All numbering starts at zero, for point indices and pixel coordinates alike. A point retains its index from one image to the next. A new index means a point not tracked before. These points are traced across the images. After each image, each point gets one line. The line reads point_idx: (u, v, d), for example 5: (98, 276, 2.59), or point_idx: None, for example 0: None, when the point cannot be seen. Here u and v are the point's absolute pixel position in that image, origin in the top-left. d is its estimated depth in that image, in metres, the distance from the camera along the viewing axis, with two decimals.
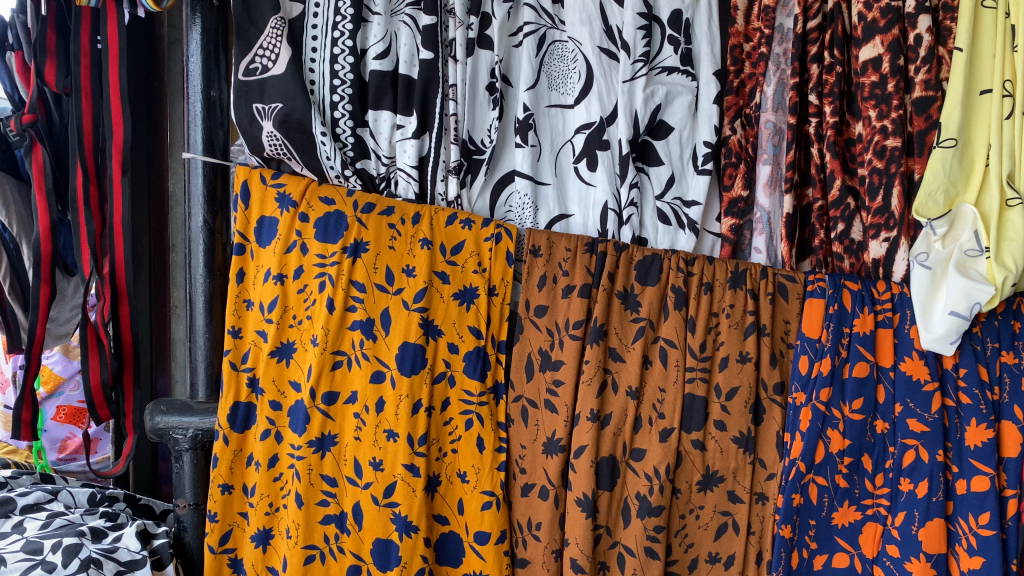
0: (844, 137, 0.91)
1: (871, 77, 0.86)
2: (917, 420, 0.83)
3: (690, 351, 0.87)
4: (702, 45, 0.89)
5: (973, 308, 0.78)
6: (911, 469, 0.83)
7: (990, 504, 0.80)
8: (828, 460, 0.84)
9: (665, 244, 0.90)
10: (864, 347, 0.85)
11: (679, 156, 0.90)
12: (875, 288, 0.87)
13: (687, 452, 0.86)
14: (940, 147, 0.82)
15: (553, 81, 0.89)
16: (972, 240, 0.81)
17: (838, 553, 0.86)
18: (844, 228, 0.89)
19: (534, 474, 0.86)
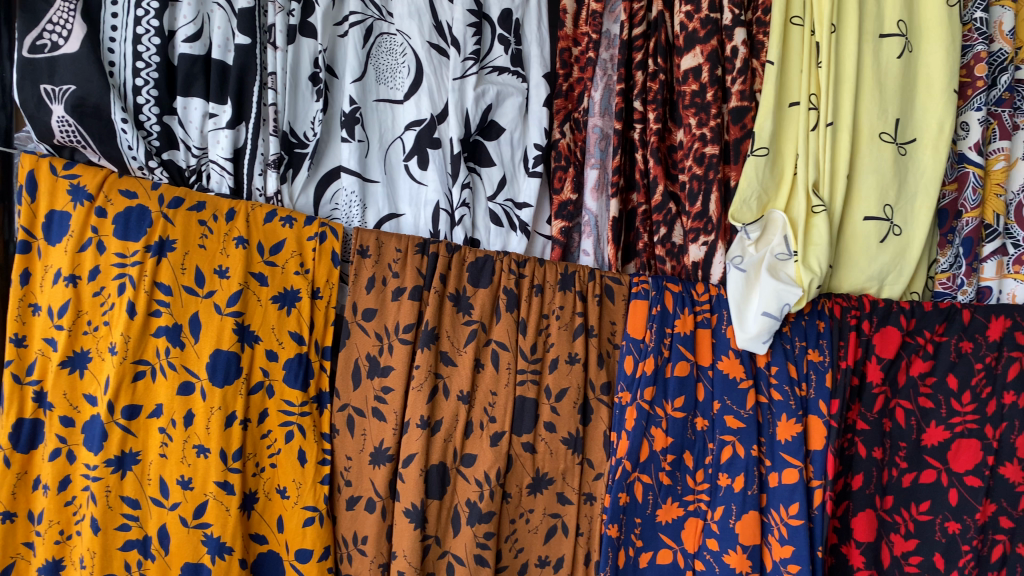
0: (667, 144, 0.93)
1: (691, 86, 0.88)
2: (733, 416, 0.87)
3: (521, 353, 0.85)
4: (532, 47, 0.89)
5: (783, 309, 0.83)
6: (729, 464, 0.86)
7: (799, 495, 0.84)
8: (652, 459, 0.87)
9: (496, 246, 0.88)
10: (685, 347, 0.88)
11: (511, 158, 0.89)
12: (695, 290, 0.90)
13: (517, 456, 0.85)
14: (755, 155, 0.86)
15: (380, 74, 0.86)
16: (782, 244, 0.87)
17: (662, 550, 0.88)
18: (666, 232, 0.91)
19: (360, 486, 0.83)
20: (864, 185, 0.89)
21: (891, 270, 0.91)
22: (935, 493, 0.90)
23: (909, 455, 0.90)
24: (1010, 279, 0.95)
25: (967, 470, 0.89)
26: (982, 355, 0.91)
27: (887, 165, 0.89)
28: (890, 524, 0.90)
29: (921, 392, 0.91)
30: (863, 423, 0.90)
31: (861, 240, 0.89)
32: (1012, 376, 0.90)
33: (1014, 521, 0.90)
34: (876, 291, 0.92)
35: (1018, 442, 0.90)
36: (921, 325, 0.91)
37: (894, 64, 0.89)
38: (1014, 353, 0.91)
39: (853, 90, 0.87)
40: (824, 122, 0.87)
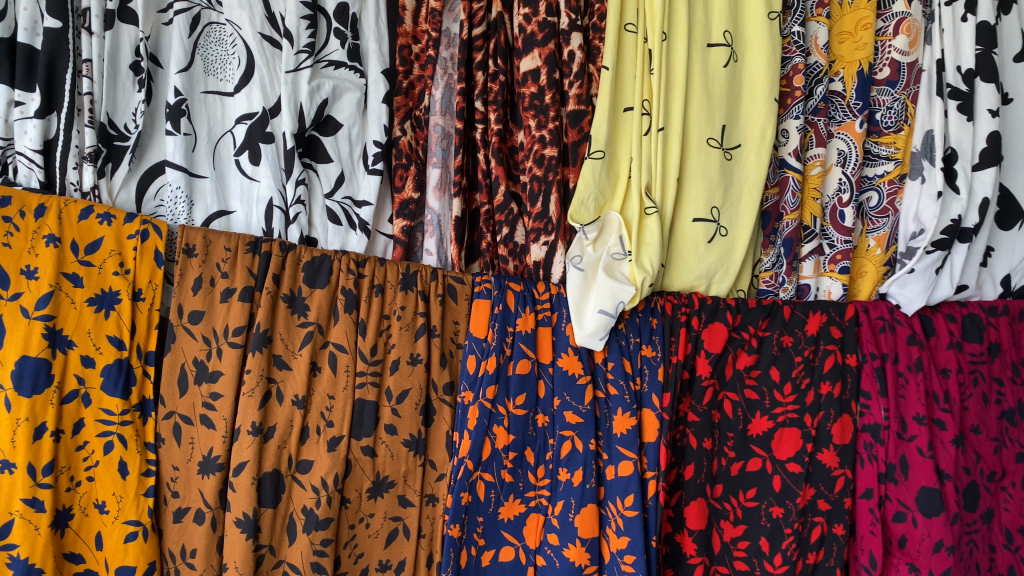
0: (508, 145, 0.94)
1: (530, 88, 0.90)
2: (572, 412, 0.89)
3: (360, 355, 0.83)
4: (370, 42, 0.87)
5: (618, 307, 0.87)
6: (568, 459, 0.88)
7: (633, 487, 0.87)
8: (494, 457, 0.87)
9: (335, 245, 0.86)
10: (526, 345, 0.88)
11: (349, 155, 0.87)
12: (536, 289, 0.91)
13: (357, 460, 0.83)
14: (592, 158, 0.88)
15: (209, 65, 0.82)
16: (617, 244, 0.91)
17: (504, 547, 0.89)
18: (509, 232, 0.91)
19: (188, 497, 0.79)
20: (693, 189, 0.94)
21: (718, 269, 0.96)
22: (761, 480, 0.95)
23: (736, 444, 0.95)
24: (826, 277, 1.02)
25: (789, 457, 0.95)
26: (801, 349, 0.97)
27: (714, 170, 0.94)
28: (720, 511, 0.95)
29: (746, 384, 0.96)
30: (693, 415, 0.93)
31: (690, 241, 0.94)
32: (828, 367, 0.97)
33: (831, 504, 0.96)
34: (705, 289, 0.96)
35: (834, 429, 0.96)
36: (746, 320, 0.97)
37: (720, 74, 0.94)
38: (829, 346, 0.97)
39: (682, 97, 0.91)
40: (655, 127, 0.91)
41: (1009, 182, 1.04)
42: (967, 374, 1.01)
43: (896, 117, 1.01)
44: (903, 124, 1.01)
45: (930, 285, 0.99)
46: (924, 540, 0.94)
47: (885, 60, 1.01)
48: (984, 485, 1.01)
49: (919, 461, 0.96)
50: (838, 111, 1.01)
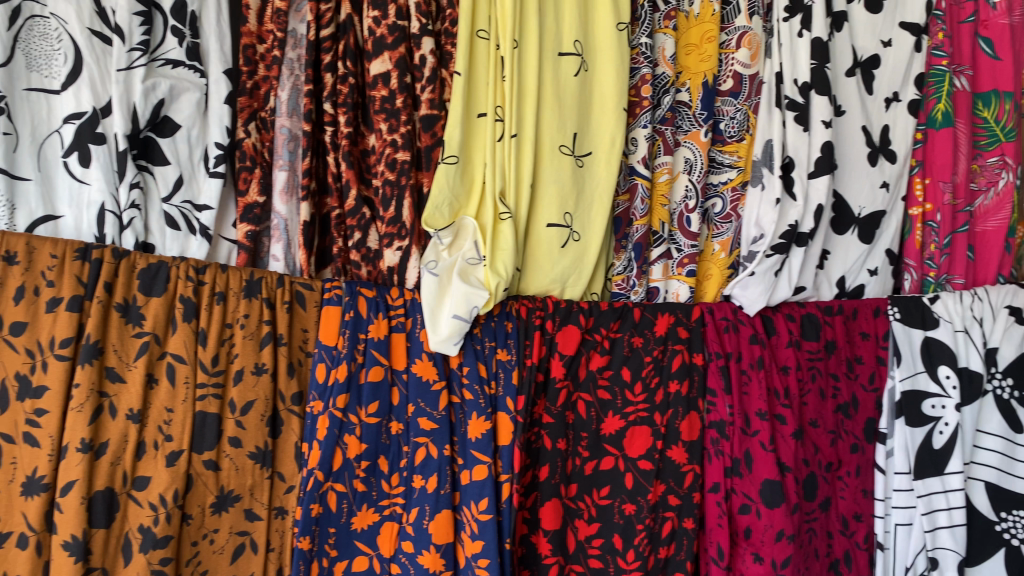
0: (359, 148, 0.92)
1: (381, 91, 0.89)
2: (427, 418, 0.88)
3: (201, 366, 0.81)
4: (210, 41, 0.83)
5: (472, 311, 0.87)
6: (422, 465, 0.88)
7: (488, 490, 0.88)
8: (346, 467, 0.85)
9: (174, 251, 0.83)
10: (378, 352, 0.87)
11: (188, 157, 0.83)
12: (390, 295, 0.90)
13: (199, 475, 0.80)
14: (445, 163, 0.88)
15: (32, 61, 0.76)
16: (472, 249, 0.91)
17: (357, 557, 0.87)
18: (361, 237, 0.90)
19: (10, 521, 0.74)
20: (546, 194, 0.95)
21: (572, 274, 0.98)
22: (613, 478, 0.97)
23: (590, 443, 0.97)
24: (675, 280, 1.06)
25: (640, 455, 0.98)
26: (650, 349, 1.00)
27: (566, 177, 0.96)
28: (574, 510, 0.97)
29: (599, 384, 0.98)
30: (548, 416, 0.94)
31: (544, 245, 0.96)
32: (676, 367, 1.01)
33: (681, 499, 1.00)
34: (559, 293, 0.98)
35: (682, 426, 1.00)
36: (598, 322, 0.99)
37: (571, 82, 0.96)
38: (677, 346, 1.01)
39: (534, 105, 0.93)
40: (509, 134, 0.92)
41: (844, 188, 1.11)
42: (805, 370, 1.07)
43: (738, 126, 1.06)
44: (744, 133, 1.06)
45: (770, 287, 1.04)
46: (767, 531, 1.00)
47: (728, 72, 1.06)
48: (821, 476, 1.07)
49: (763, 455, 1.01)
50: (684, 121, 1.05)
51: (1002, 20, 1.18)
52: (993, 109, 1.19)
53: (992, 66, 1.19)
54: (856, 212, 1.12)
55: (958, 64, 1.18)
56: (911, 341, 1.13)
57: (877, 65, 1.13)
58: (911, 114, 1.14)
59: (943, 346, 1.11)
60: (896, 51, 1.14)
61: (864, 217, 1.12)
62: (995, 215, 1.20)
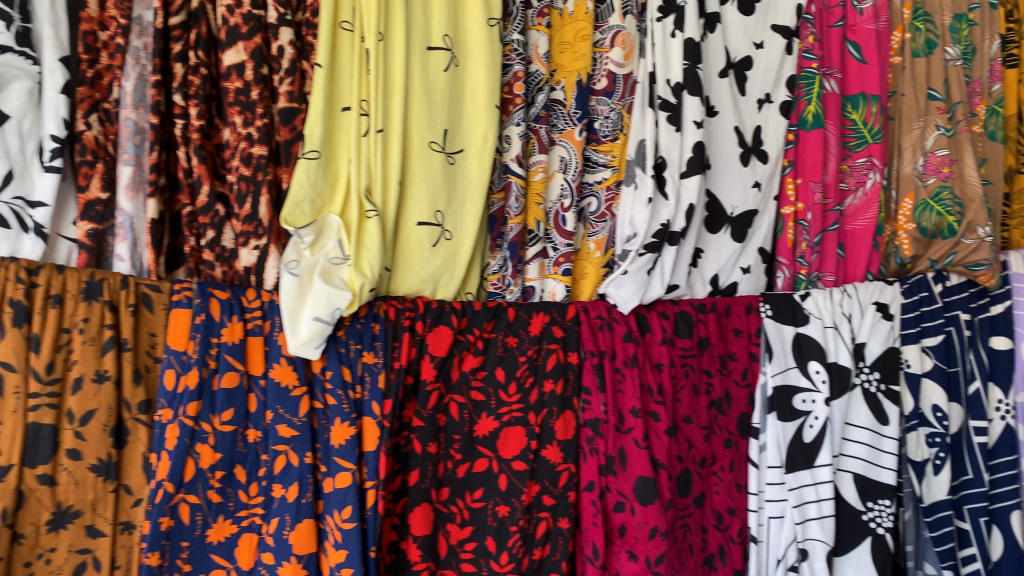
0: (213, 142, 0.87)
1: (234, 82, 0.84)
2: (286, 425, 0.85)
3: (33, 374, 0.75)
4: (43, 26, 0.77)
5: (334, 313, 0.84)
6: (282, 474, 0.85)
7: (351, 498, 0.85)
8: (198, 477, 0.81)
9: (3, 251, 0.76)
10: (233, 356, 0.83)
11: (19, 151, 0.77)
12: (245, 296, 0.86)
13: (32, 491, 0.75)
14: (306, 158, 0.85)
15: None
16: (336, 249, 0.88)
17: (213, 571, 0.83)
18: (215, 236, 0.86)
19: None
20: (415, 192, 0.92)
21: (443, 273, 0.95)
22: (487, 480, 0.96)
23: (462, 446, 0.95)
24: (550, 279, 1.04)
25: (514, 456, 0.97)
26: (525, 349, 0.99)
27: (436, 174, 0.93)
28: (445, 515, 0.95)
29: (472, 385, 0.96)
30: (418, 419, 0.92)
31: (415, 244, 0.93)
32: (550, 366, 0.99)
33: (556, 499, 1.00)
34: (431, 293, 0.95)
35: (557, 426, 0.99)
36: (470, 322, 0.97)
37: (440, 77, 0.93)
38: (552, 345, 1.00)
39: (401, 99, 0.90)
40: (374, 128, 0.88)
41: (716, 188, 1.14)
42: (678, 367, 1.09)
43: (612, 126, 1.06)
44: (619, 133, 1.07)
45: (643, 285, 1.04)
46: (641, 528, 1.00)
47: (603, 71, 1.06)
48: (695, 471, 1.09)
49: (636, 452, 1.01)
50: (560, 120, 1.04)
51: (869, 26, 1.22)
52: (861, 111, 1.23)
53: (859, 69, 1.23)
54: (728, 212, 1.15)
55: (828, 66, 1.21)
56: (782, 337, 1.15)
57: (749, 67, 1.15)
58: (783, 114, 1.16)
59: (813, 342, 1.14)
60: (767, 53, 1.16)
61: (736, 217, 1.15)
62: (864, 214, 1.24)
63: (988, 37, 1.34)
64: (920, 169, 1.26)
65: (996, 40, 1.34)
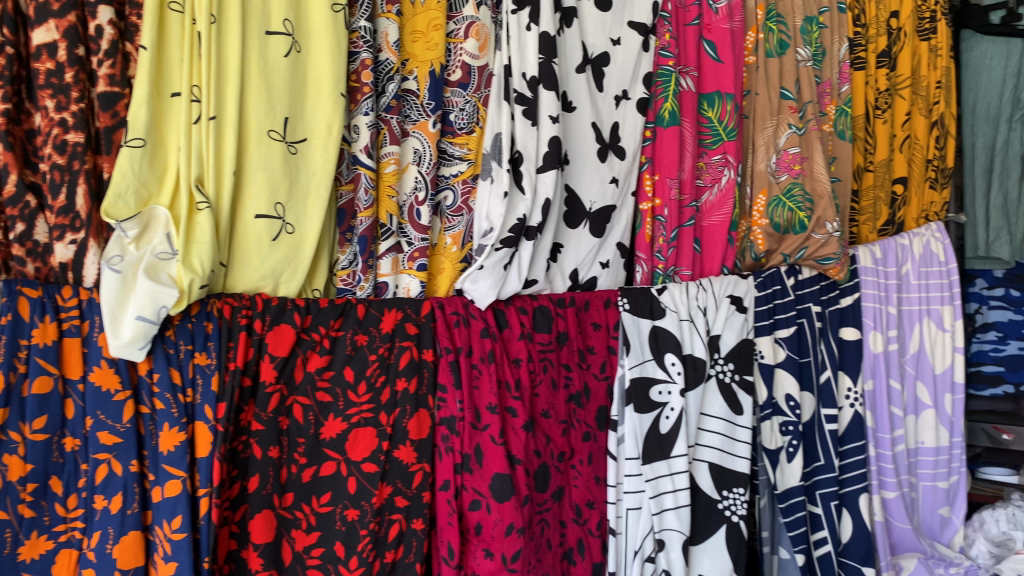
0: (24, 128, 0.81)
1: (46, 64, 0.78)
2: (108, 432, 0.79)
3: None
4: None
5: (160, 312, 0.79)
6: (104, 484, 0.79)
7: (182, 507, 0.80)
8: (6, 491, 0.75)
9: None
10: (45, 359, 0.77)
11: None
12: (60, 295, 0.79)
13: None
14: (129, 146, 0.79)
15: None
16: (163, 243, 0.82)
17: None
18: (26, 229, 0.79)
19: None
20: (253, 183, 0.88)
21: (285, 269, 0.91)
22: (335, 483, 0.92)
23: (307, 449, 0.91)
24: (405, 274, 1.01)
25: (364, 457, 0.93)
26: (375, 347, 0.95)
27: (276, 164, 0.89)
28: (290, 521, 0.90)
29: (317, 386, 0.92)
30: (257, 423, 0.87)
31: (252, 238, 0.89)
32: (403, 364, 0.96)
33: (409, 499, 0.97)
34: (272, 290, 0.91)
35: (410, 425, 0.96)
36: (315, 321, 0.93)
37: (280, 63, 0.89)
38: (405, 342, 0.97)
39: (236, 85, 0.85)
40: (206, 116, 0.84)
41: (575, 183, 1.14)
42: (537, 362, 1.07)
43: (468, 118, 1.05)
44: (474, 126, 1.05)
45: (499, 280, 1.02)
46: (497, 525, 0.99)
47: (456, 63, 1.03)
48: (554, 466, 1.08)
49: (492, 449, 1.00)
50: (413, 110, 1.01)
51: (723, 25, 1.25)
52: (716, 109, 1.26)
53: (715, 68, 1.26)
54: (587, 208, 1.15)
55: (684, 65, 1.23)
56: (639, 330, 1.16)
57: (606, 63, 1.15)
58: (639, 111, 1.18)
59: (668, 335, 1.18)
60: (624, 50, 1.16)
61: (594, 212, 1.15)
62: (720, 210, 1.28)
63: (837, 40, 1.39)
64: (773, 166, 1.31)
65: (844, 43, 1.40)
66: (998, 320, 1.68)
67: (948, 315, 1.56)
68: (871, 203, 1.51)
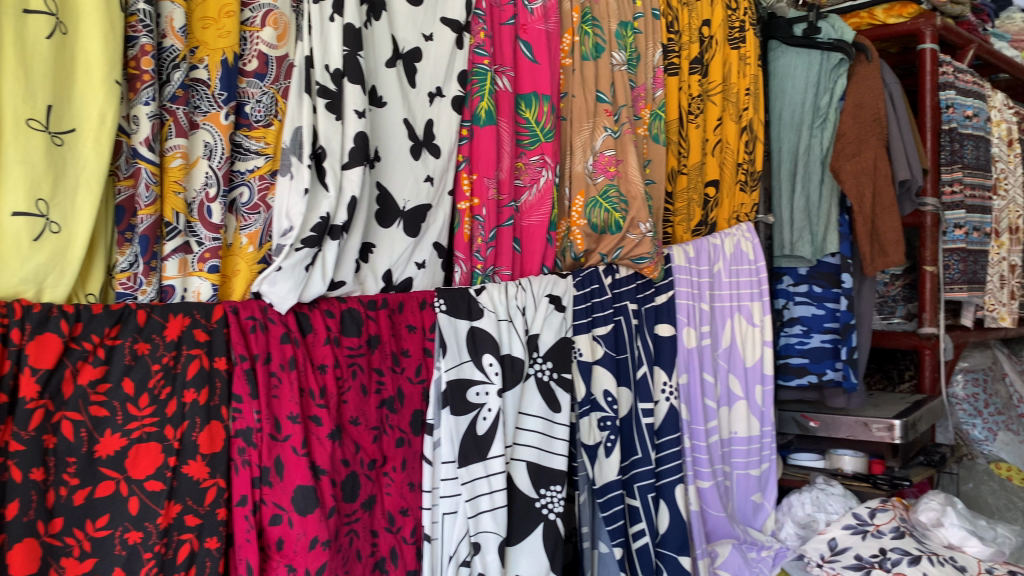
0: None
1: None
2: None
3: None
4: None
5: None
6: None
7: None
8: None
9: None
10: None
11: None
12: None
13: None
14: None
15: None
16: None
17: None
18: None
19: None
20: (8, 178, 0.78)
21: (49, 272, 0.81)
22: (114, 505, 0.84)
23: (79, 469, 0.81)
24: (195, 277, 0.94)
25: (147, 475, 0.86)
26: (158, 356, 0.88)
27: (36, 157, 0.79)
28: (58, 549, 0.79)
29: (91, 401, 0.82)
30: (17, 444, 0.76)
31: (9, 238, 0.78)
32: (191, 374, 0.90)
33: (201, 518, 0.90)
34: (34, 296, 0.81)
35: (201, 439, 0.90)
36: (87, 329, 0.83)
37: (42, 46, 0.80)
38: (193, 350, 0.90)
39: None
40: None
41: (387, 181, 1.09)
42: (344, 368, 1.02)
43: (265, 111, 0.99)
44: (271, 119, 0.99)
45: (301, 282, 0.97)
46: (300, 539, 0.94)
47: (253, 51, 0.97)
48: (364, 474, 1.04)
49: (294, 460, 0.95)
50: (203, 101, 0.94)
51: (539, 26, 1.25)
52: (533, 109, 1.26)
53: (531, 69, 1.26)
54: (400, 206, 1.11)
55: (500, 64, 1.23)
56: (456, 331, 1.14)
57: (418, 58, 1.12)
58: (455, 109, 1.16)
59: (486, 335, 1.17)
60: (436, 46, 1.14)
61: (408, 211, 1.12)
62: (539, 210, 1.28)
63: (651, 45, 1.46)
64: (591, 168, 1.33)
65: (658, 49, 1.47)
66: (803, 315, 1.78)
67: (757, 310, 1.66)
68: (684, 204, 1.58)
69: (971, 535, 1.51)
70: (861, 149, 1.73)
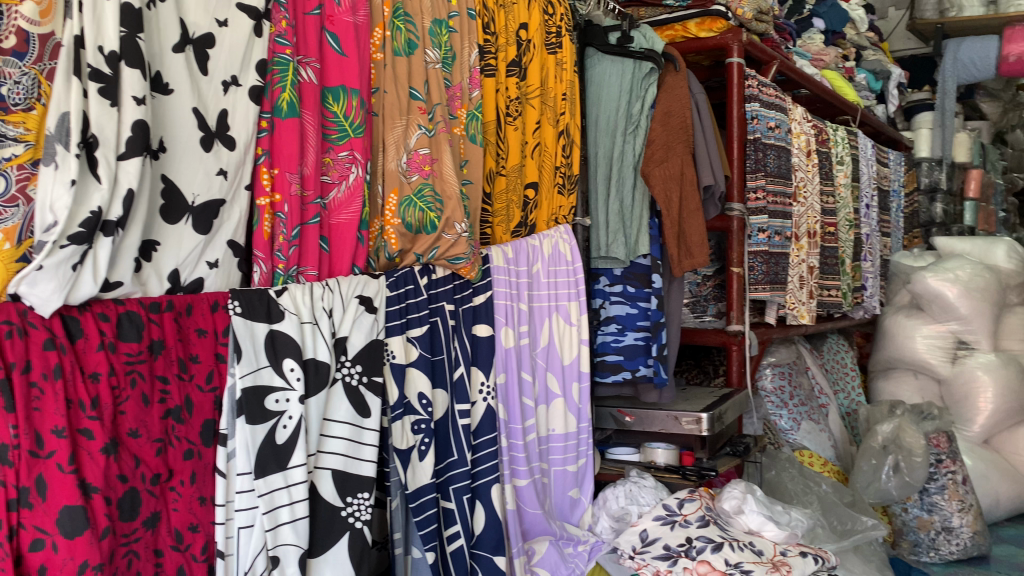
0: None
1: None
2: None
3: None
4: None
5: None
6: None
7: None
8: None
9: None
10: None
11: None
12: None
13: None
14: None
15: None
16: None
17: None
18: None
19: None
20: None
21: None
22: None
23: None
24: None
25: None
26: None
27: None
28: None
29: None
30: None
31: None
32: None
33: None
34: None
35: None
36: None
37: None
38: None
39: None
40: None
41: (173, 174, 1.02)
42: (121, 377, 0.94)
43: (25, 93, 0.87)
44: (33, 102, 0.88)
45: (67, 283, 0.88)
46: (67, 565, 0.86)
47: (10, 27, 0.85)
48: (145, 490, 0.96)
49: (58, 478, 0.86)
50: None
51: (346, 18, 1.21)
52: (341, 104, 1.22)
53: (338, 61, 1.22)
54: (189, 201, 1.04)
55: (303, 55, 1.17)
56: (253, 335, 1.08)
57: (210, 45, 1.06)
58: (252, 99, 1.09)
59: (287, 340, 1.11)
60: (231, 33, 1.07)
61: (198, 207, 1.05)
62: (348, 208, 1.24)
63: (466, 45, 1.45)
64: (404, 166, 1.31)
65: (473, 49, 1.47)
66: (618, 313, 1.85)
67: (574, 310, 1.70)
68: (503, 206, 1.59)
69: (767, 520, 1.61)
70: (670, 155, 1.80)
